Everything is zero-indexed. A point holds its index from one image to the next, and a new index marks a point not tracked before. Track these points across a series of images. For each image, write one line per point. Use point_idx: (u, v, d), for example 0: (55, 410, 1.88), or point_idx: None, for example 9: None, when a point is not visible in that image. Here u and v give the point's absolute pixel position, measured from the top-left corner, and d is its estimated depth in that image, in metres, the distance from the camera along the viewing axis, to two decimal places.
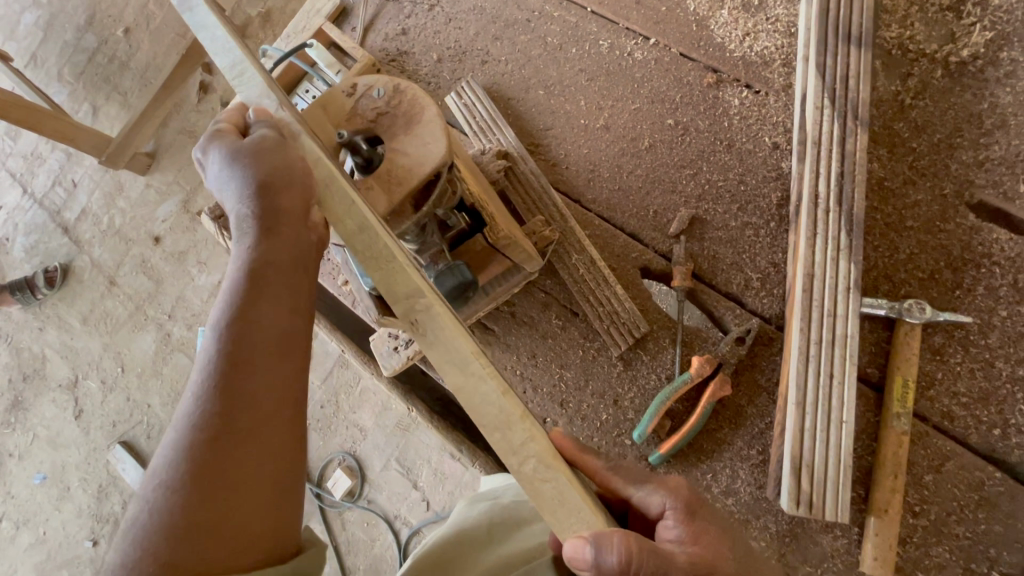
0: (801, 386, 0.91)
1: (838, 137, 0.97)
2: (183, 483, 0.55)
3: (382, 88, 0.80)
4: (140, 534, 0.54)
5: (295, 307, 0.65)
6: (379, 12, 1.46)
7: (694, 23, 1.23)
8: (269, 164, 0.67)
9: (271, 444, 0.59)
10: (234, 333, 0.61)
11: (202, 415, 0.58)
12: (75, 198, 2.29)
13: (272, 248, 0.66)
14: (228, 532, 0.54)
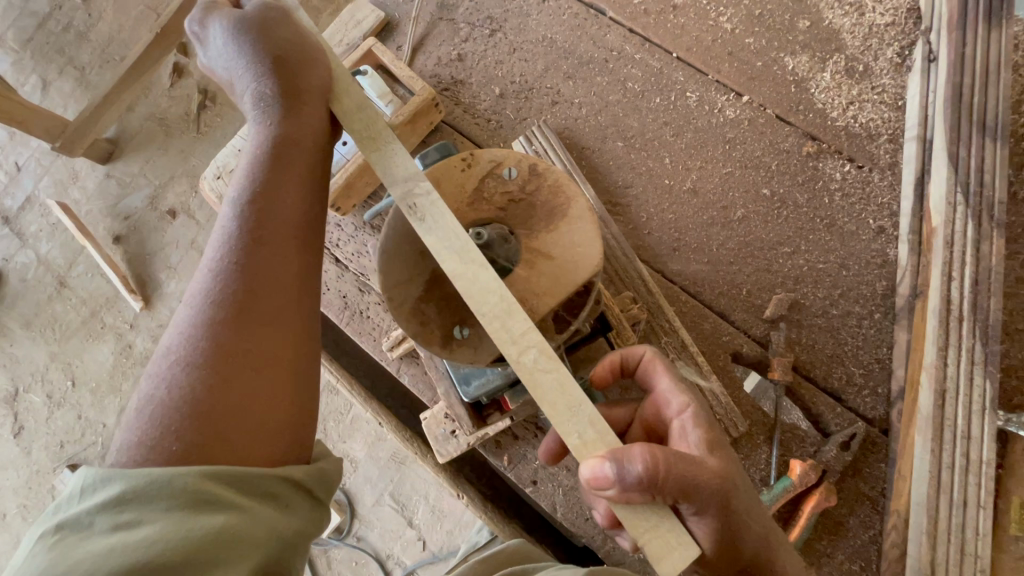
0: (929, 512, 0.84)
1: (971, 239, 0.90)
2: (203, 346, 0.58)
3: (515, 168, 0.65)
4: (158, 408, 0.56)
5: (311, 205, 0.68)
6: (430, 30, 1.28)
7: (793, 85, 1.13)
8: (281, 43, 0.71)
9: (290, 326, 0.62)
10: (254, 213, 0.63)
11: (221, 291, 0.60)
12: (19, 182, 2.03)
13: (290, 134, 0.68)
14: (248, 407, 0.56)
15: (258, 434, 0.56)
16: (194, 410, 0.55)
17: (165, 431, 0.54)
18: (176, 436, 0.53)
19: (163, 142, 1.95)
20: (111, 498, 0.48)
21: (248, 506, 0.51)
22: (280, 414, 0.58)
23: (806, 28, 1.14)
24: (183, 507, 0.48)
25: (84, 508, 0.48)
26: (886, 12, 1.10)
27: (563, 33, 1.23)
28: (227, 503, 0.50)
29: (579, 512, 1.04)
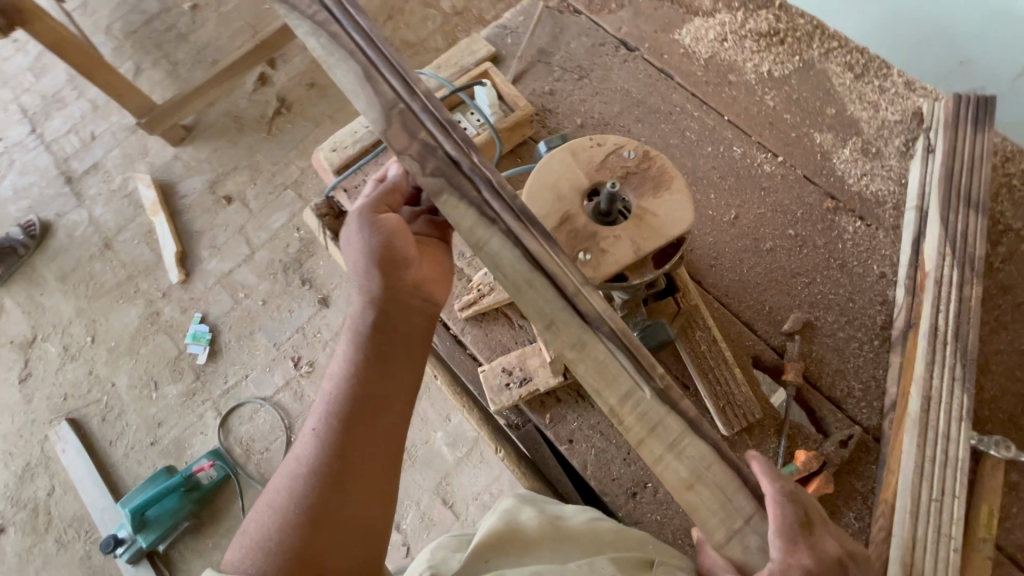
0: (912, 497, 1.00)
1: (957, 283, 1.11)
2: (308, 496, 0.80)
3: (633, 151, 0.86)
4: (281, 514, 0.80)
5: (396, 362, 0.92)
6: (529, 68, 1.57)
7: (819, 154, 1.40)
8: (395, 239, 0.97)
9: (372, 459, 0.85)
10: (355, 398, 0.87)
11: (316, 471, 0.83)
12: (91, 152, 2.97)
13: (385, 315, 0.94)
14: (328, 561, 0.77)
15: (339, 563, 0.78)
16: (299, 533, 0.78)
17: (285, 533, 0.78)
18: (291, 544, 0.77)
19: (233, 136, 2.93)
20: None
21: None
22: (355, 555, 0.79)
23: (831, 114, 1.43)
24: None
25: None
26: (896, 112, 1.40)
27: (637, 86, 1.52)
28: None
29: (605, 472, 1.18)
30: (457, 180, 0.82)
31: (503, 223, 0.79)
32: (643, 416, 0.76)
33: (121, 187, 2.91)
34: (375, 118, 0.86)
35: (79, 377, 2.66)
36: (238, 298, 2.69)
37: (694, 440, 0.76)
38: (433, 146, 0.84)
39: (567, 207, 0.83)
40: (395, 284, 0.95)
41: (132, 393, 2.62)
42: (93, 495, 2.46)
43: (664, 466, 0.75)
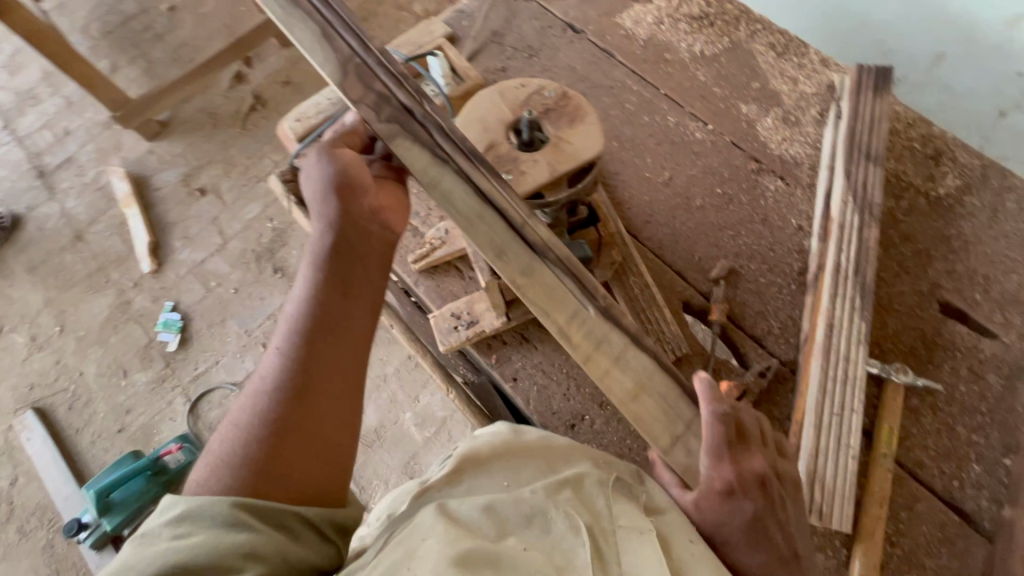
0: (817, 412, 1.10)
1: (857, 227, 1.25)
2: (266, 413, 0.85)
3: (552, 91, 0.97)
4: (241, 433, 0.85)
5: (355, 293, 0.96)
6: (483, 48, 1.69)
7: (744, 122, 1.53)
8: (349, 173, 1.02)
9: (330, 385, 0.89)
10: (315, 322, 0.91)
11: (275, 395, 0.86)
12: (64, 147, 3.01)
13: (345, 249, 0.98)
14: (287, 477, 0.83)
15: (297, 479, 0.83)
16: (258, 452, 0.82)
17: (245, 451, 0.83)
18: (250, 461, 0.82)
19: (208, 131, 2.99)
20: (173, 517, 0.76)
21: (269, 532, 0.76)
22: (313, 471, 0.85)
23: (756, 88, 1.57)
24: (221, 526, 0.75)
25: (157, 524, 0.76)
26: (813, 85, 1.54)
27: (582, 64, 1.65)
28: (252, 526, 0.76)
29: (547, 407, 1.27)
30: (413, 126, 0.92)
31: (453, 164, 0.90)
32: (591, 336, 0.90)
33: (94, 179, 2.94)
34: (333, 72, 0.94)
35: (46, 367, 2.66)
36: (210, 286, 2.74)
37: (636, 354, 0.93)
38: (387, 98, 0.93)
39: (493, 138, 0.95)
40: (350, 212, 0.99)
41: (100, 381, 2.63)
42: (57, 483, 2.45)
43: (610, 376, 0.91)
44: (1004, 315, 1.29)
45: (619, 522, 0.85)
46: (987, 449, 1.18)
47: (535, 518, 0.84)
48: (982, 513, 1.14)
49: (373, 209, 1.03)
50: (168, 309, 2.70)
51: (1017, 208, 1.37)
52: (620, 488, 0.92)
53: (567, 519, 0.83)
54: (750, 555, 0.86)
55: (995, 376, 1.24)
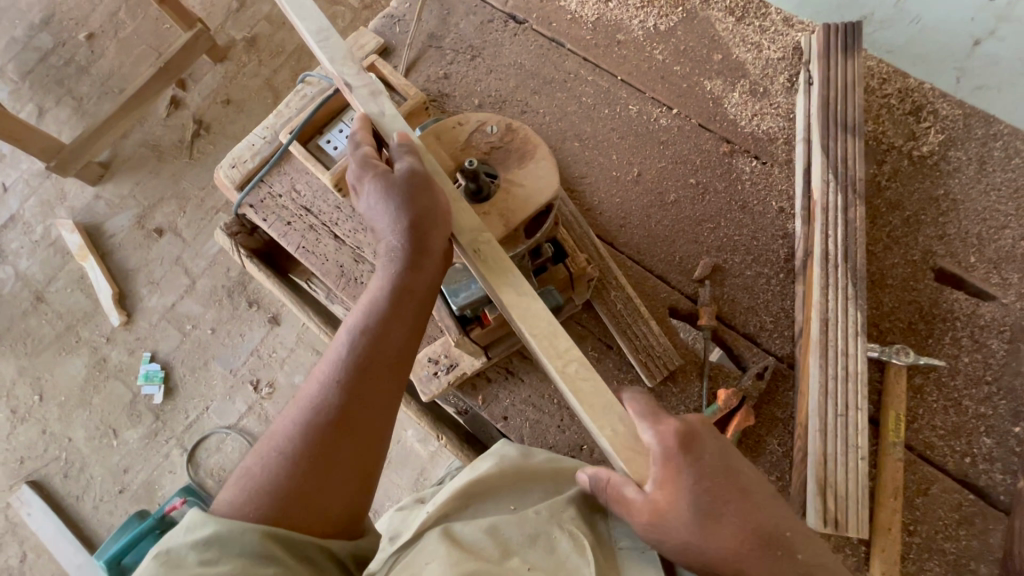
0: (821, 416, 1.06)
1: (842, 208, 1.18)
2: (311, 438, 0.78)
3: (495, 126, 0.91)
4: (280, 449, 0.78)
5: (412, 326, 0.85)
6: (421, 55, 1.56)
7: (710, 101, 1.43)
8: (435, 196, 0.85)
9: (377, 424, 0.81)
10: (363, 347, 0.82)
11: (320, 419, 0.79)
12: (5, 206, 2.83)
13: (410, 279, 0.84)
14: (315, 508, 0.76)
15: (325, 514, 0.76)
16: (294, 477, 0.76)
17: (282, 471, 0.77)
18: (285, 482, 0.76)
19: (154, 166, 2.78)
20: (203, 538, 0.69)
21: (300, 572, 0.70)
22: (343, 509, 0.78)
23: (718, 60, 1.45)
24: (248, 556, 0.68)
25: (185, 542, 0.69)
26: (778, 49, 1.43)
27: (530, 59, 1.52)
28: (280, 560, 0.69)
29: (542, 442, 1.21)
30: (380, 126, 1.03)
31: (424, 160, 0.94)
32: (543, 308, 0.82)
33: (44, 235, 2.78)
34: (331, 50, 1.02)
35: (33, 439, 2.57)
36: (185, 330, 2.61)
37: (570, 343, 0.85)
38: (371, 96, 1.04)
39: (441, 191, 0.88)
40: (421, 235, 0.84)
41: (92, 445, 2.55)
42: (68, 553, 2.41)
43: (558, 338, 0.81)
44: (1001, 275, 1.23)
45: (620, 544, 0.93)
46: (997, 421, 1.14)
47: (541, 536, 0.90)
48: (997, 487, 1.11)
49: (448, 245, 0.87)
50: (146, 361, 2.59)
51: (1005, 156, 1.29)
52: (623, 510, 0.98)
53: (571, 536, 0.90)
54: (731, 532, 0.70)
55: (999, 342, 1.19)
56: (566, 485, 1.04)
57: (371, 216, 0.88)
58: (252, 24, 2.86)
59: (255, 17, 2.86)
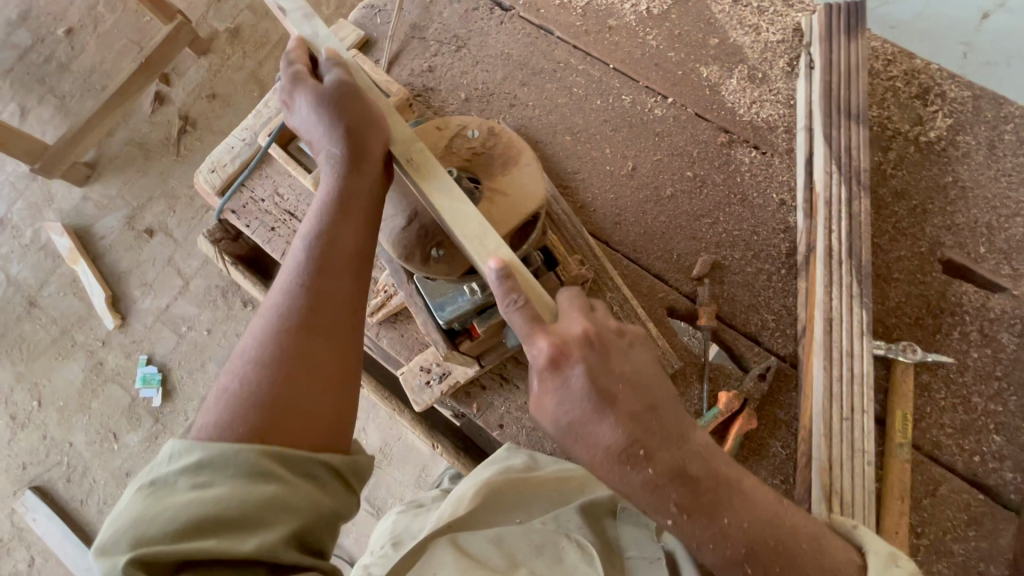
0: (825, 420, 1.02)
1: (846, 200, 1.13)
2: (281, 348, 0.77)
3: (477, 130, 0.89)
4: (251, 367, 0.77)
5: (366, 233, 0.86)
6: (403, 47, 1.49)
7: (707, 88, 1.36)
8: (364, 102, 0.87)
9: (348, 328, 0.82)
10: (321, 251, 0.82)
11: (288, 331, 0.78)
12: None
13: (354, 182, 0.85)
14: (298, 417, 0.74)
15: (310, 421, 0.74)
16: (269, 387, 0.75)
17: (257, 384, 0.75)
18: (262, 395, 0.74)
19: (141, 165, 2.72)
20: (190, 465, 0.68)
21: (297, 483, 0.69)
22: (327, 412, 0.76)
23: (715, 44, 1.39)
24: (243, 476, 0.67)
25: (172, 471, 0.68)
26: (778, 32, 1.36)
27: (518, 48, 1.45)
28: (276, 475, 0.68)
29: (540, 450, 1.18)
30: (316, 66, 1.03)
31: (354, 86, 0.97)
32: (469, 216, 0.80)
33: (34, 238, 2.73)
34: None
35: (35, 444, 2.57)
36: (181, 332, 2.58)
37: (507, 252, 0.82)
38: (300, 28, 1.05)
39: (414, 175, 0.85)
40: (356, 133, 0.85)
41: (93, 449, 2.54)
42: (76, 556, 2.42)
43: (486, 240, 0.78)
44: (1012, 265, 1.18)
45: (627, 553, 0.89)
46: (1007, 417, 1.11)
47: (548, 546, 0.88)
48: (1007, 486, 1.08)
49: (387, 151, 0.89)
50: (142, 364, 2.57)
51: (1017, 140, 1.23)
52: (628, 518, 0.95)
53: (578, 546, 0.88)
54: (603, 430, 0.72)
55: (1009, 335, 1.14)
56: (573, 495, 1.01)
57: (307, 134, 0.89)
58: (233, 14, 2.76)
59: (236, 7, 2.76)
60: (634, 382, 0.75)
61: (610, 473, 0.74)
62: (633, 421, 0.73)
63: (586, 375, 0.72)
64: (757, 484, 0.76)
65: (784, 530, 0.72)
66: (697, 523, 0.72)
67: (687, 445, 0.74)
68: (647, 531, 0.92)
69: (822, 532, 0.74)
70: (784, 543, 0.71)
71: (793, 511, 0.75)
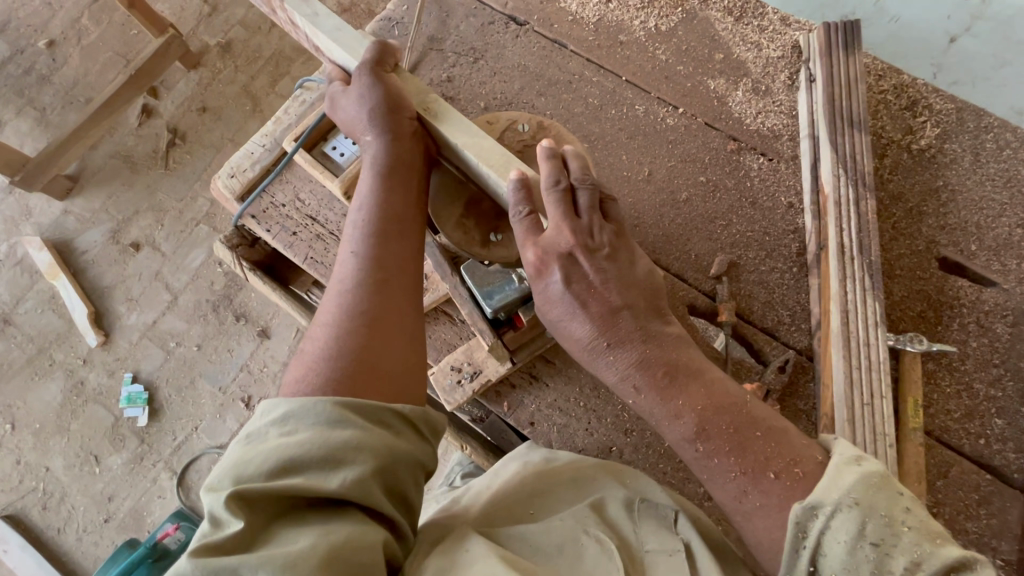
0: (847, 406, 1.08)
1: (853, 201, 1.21)
2: (352, 309, 0.88)
3: (527, 124, 1.05)
4: (328, 327, 0.88)
5: (410, 208, 0.98)
6: (423, 58, 1.53)
7: (715, 99, 1.44)
8: (395, 87, 0.99)
9: (406, 291, 0.93)
10: (376, 226, 0.95)
11: (358, 294, 0.90)
12: None
13: (396, 163, 0.98)
14: (374, 370, 0.83)
15: (384, 371, 0.84)
16: (345, 343, 0.84)
17: (335, 341, 0.85)
18: (341, 350, 0.84)
19: (127, 177, 2.66)
20: (277, 417, 0.74)
21: (375, 429, 0.75)
22: (398, 364, 0.86)
23: (720, 59, 1.47)
24: (325, 425, 0.73)
25: (263, 424, 0.75)
26: (778, 48, 1.45)
27: (533, 61, 1.51)
28: (355, 423, 0.74)
29: (571, 446, 1.20)
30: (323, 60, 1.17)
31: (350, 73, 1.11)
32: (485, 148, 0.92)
33: (9, 253, 2.62)
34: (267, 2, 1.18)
35: (7, 470, 2.42)
36: (169, 348, 2.49)
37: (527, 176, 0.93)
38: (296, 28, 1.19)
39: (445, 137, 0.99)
40: (395, 122, 0.98)
41: (71, 474, 2.41)
42: None
43: (504, 163, 0.90)
44: (1001, 261, 1.27)
45: (645, 547, 0.84)
46: (1007, 402, 1.18)
47: (568, 546, 0.82)
48: (1011, 466, 1.15)
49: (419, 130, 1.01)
50: (127, 382, 2.46)
51: (997, 148, 1.34)
52: (646, 512, 0.89)
53: (597, 542, 0.82)
54: (583, 326, 0.87)
55: (1003, 326, 1.23)
56: (588, 487, 0.95)
57: (349, 122, 1.02)
58: (226, 28, 2.76)
59: (230, 20, 2.76)
60: (615, 292, 0.87)
61: (586, 357, 0.89)
62: (605, 323, 0.87)
63: (562, 284, 0.86)
64: (723, 379, 0.85)
65: (739, 415, 0.81)
66: (654, 402, 0.84)
67: (660, 342, 0.87)
68: (666, 525, 0.87)
69: (784, 429, 0.80)
70: (737, 428, 0.79)
71: (753, 403, 0.83)
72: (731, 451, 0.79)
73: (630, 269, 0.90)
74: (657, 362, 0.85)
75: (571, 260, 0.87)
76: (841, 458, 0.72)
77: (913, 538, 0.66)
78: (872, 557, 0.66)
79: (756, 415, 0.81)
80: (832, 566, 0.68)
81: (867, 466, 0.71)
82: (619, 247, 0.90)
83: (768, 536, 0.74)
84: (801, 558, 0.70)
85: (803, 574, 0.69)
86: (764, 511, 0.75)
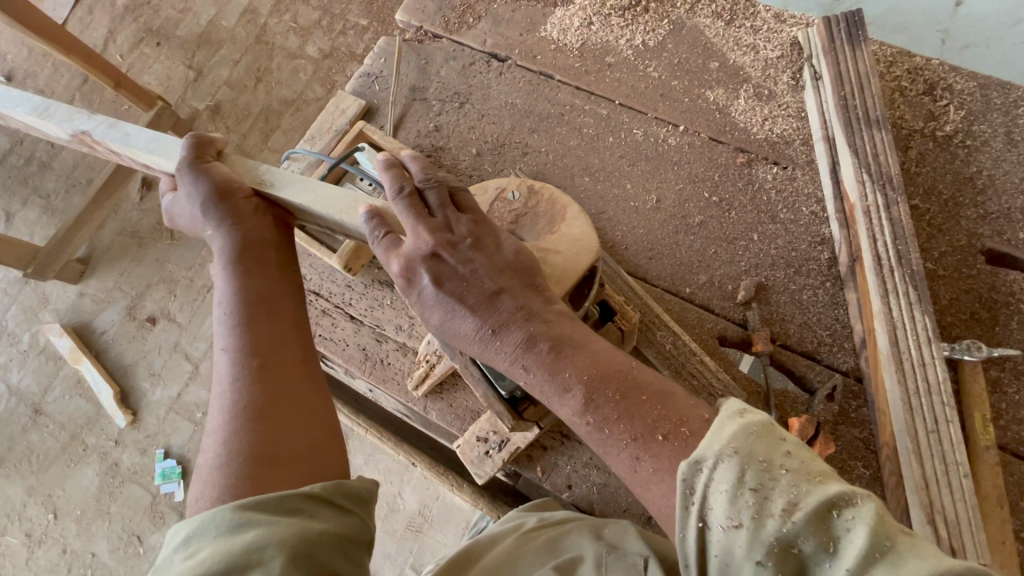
0: (910, 435, 1.00)
1: (882, 207, 1.13)
2: (237, 404, 0.82)
3: (517, 192, 1.00)
4: (220, 430, 0.81)
5: (286, 280, 0.95)
6: (406, 111, 1.48)
7: (717, 111, 1.36)
8: (221, 174, 0.97)
9: (296, 364, 0.88)
10: (251, 307, 0.90)
11: (244, 385, 0.84)
12: None
13: (255, 242, 0.95)
14: (277, 455, 0.78)
15: (291, 450, 0.79)
16: (241, 437, 0.79)
17: (230, 442, 0.79)
18: (239, 447, 0.78)
19: (136, 253, 2.66)
20: (181, 540, 0.69)
21: (281, 520, 0.69)
22: (305, 437, 0.81)
23: (717, 67, 1.40)
24: (228, 532, 0.68)
25: (169, 551, 0.69)
26: (776, 48, 1.37)
27: (521, 97, 1.46)
28: (257, 521, 0.68)
29: (614, 504, 1.13)
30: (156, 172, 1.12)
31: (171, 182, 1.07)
32: (332, 196, 0.94)
33: (32, 342, 2.63)
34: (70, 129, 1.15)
35: (54, 560, 2.37)
36: (196, 419, 2.47)
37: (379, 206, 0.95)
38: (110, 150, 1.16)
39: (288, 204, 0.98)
40: (234, 204, 0.95)
41: (117, 556, 2.35)
42: None
43: (356, 205, 0.93)
44: None
45: None
46: None
47: None
48: None
49: (264, 205, 0.99)
50: (160, 459, 2.44)
51: None
52: (614, 564, 0.82)
53: None
54: (461, 323, 0.83)
55: None
56: (566, 545, 0.88)
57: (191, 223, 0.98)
58: None
59: None
60: (487, 279, 0.83)
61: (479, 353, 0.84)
62: (485, 308, 0.82)
63: (434, 284, 0.82)
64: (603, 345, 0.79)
65: (623, 381, 0.73)
66: (544, 378, 0.77)
67: (543, 319, 0.81)
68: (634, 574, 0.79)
69: (671, 391, 0.73)
70: (623, 394, 0.72)
71: None
72: (618, 419, 0.71)
73: (497, 253, 0.87)
74: (542, 337, 0.78)
75: (434, 263, 0.83)
76: (724, 413, 0.65)
77: (789, 480, 0.58)
78: (752, 503, 0.57)
79: (641, 376, 0.74)
80: (717, 520, 0.58)
81: (751, 417, 0.63)
82: (482, 235, 0.87)
83: (665, 503, 0.65)
84: (689, 517, 0.60)
85: (693, 536, 0.59)
86: (660, 476, 0.66)
